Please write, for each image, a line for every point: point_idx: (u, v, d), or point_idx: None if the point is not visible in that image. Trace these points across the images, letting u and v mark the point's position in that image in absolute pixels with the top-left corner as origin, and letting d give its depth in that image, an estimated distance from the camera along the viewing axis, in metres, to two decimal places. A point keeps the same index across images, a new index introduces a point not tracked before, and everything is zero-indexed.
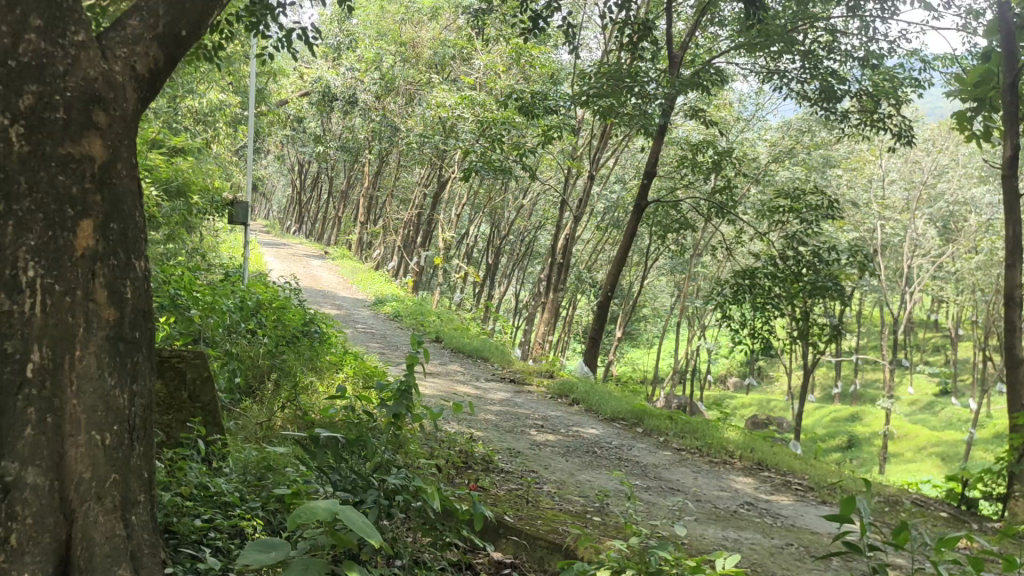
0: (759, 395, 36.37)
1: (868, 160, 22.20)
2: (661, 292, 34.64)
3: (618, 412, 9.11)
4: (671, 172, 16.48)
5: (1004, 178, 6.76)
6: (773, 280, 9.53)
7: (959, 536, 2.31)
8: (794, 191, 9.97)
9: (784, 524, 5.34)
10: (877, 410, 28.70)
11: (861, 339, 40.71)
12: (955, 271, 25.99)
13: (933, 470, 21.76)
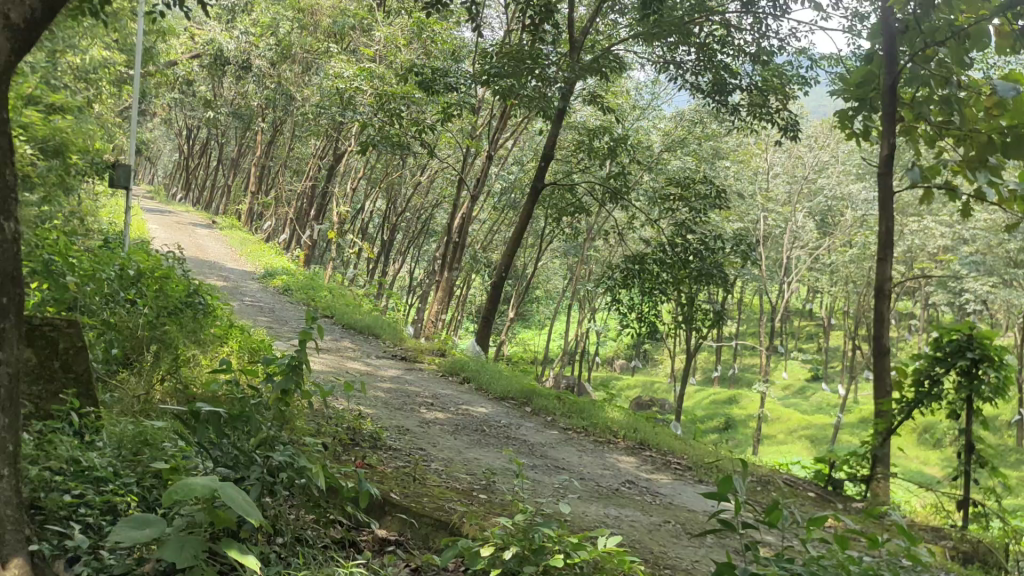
0: (644, 377, 37.39)
1: (755, 154, 22.97)
2: (554, 273, 35.08)
3: (508, 391, 9.20)
4: (567, 156, 16.63)
5: (880, 176, 7.14)
6: (661, 266, 9.77)
7: (828, 516, 2.46)
8: (685, 180, 10.25)
9: (662, 502, 5.52)
10: (753, 394, 29.97)
11: (741, 325, 42.35)
12: (830, 264, 27.32)
13: (802, 451, 22.92)
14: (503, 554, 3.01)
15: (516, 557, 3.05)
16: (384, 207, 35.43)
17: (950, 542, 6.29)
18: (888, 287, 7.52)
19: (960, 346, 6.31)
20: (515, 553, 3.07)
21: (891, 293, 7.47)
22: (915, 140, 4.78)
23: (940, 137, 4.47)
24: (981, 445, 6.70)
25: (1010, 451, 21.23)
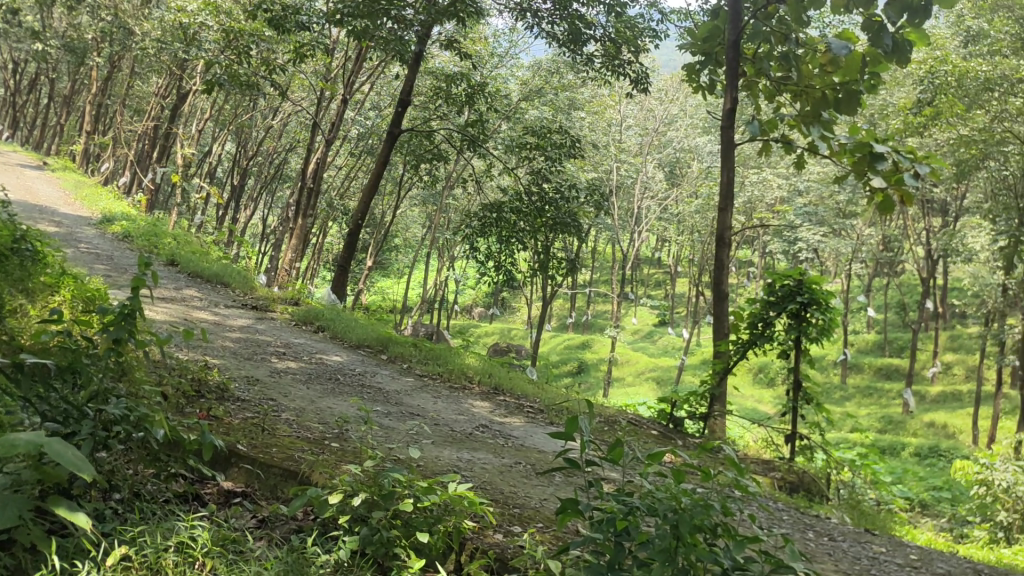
0: (501, 324, 37.99)
1: (609, 105, 23.39)
2: (413, 221, 34.75)
3: (363, 339, 9.12)
4: (424, 101, 16.41)
5: (723, 129, 7.46)
6: (518, 215, 9.80)
7: (664, 452, 2.58)
8: (541, 128, 10.28)
9: (514, 444, 5.65)
10: (605, 339, 30.96)
11: (595, 274, 43.47)
12: (678, 214, 28.42)
13: (649, 392, 24.00)
14: (352, 501, 2.98)
15: (366, 503, 3.07)
16: (233, 150, 33.90)
17: (779, 474, 6.78)
18: (728, 235, 7.93)
19: (790, 291, 6.76)
20: (363, 500, 3.07)
21: (731, 241, 7.87)
22: (754, 94, 4.99)
23: (779, 92, 4.68)
24: (807, 383, 7.21)
25: (835, 388, 22.98)
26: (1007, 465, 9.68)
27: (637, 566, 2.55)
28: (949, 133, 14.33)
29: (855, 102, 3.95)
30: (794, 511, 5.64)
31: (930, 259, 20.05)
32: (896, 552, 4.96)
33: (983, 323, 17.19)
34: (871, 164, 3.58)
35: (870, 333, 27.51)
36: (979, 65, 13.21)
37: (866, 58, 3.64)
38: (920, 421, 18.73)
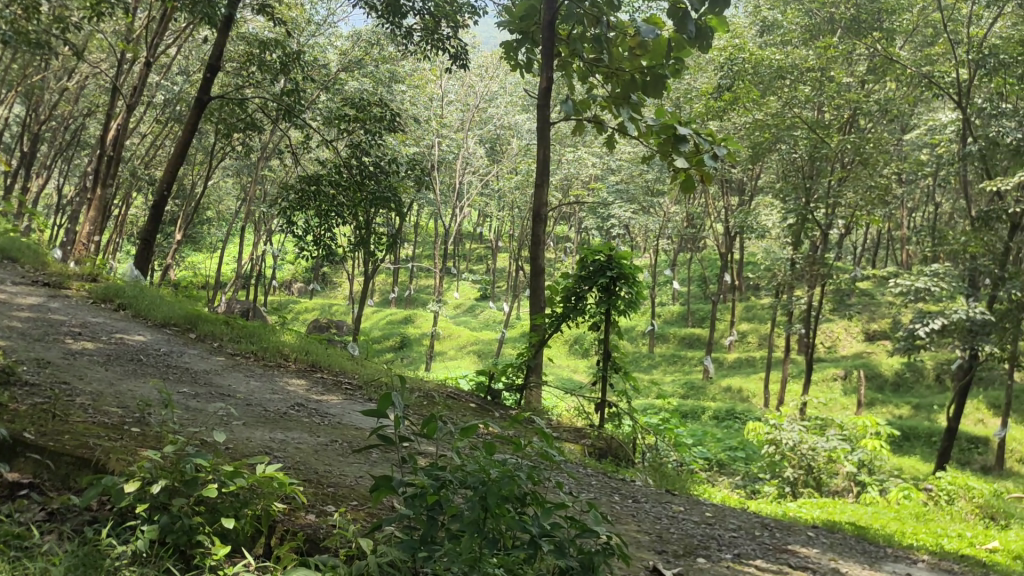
0: (321, 300, 37.18)
1: (430, 79, 23.27)
2: (226, 194, 33.20)
3: (169, 317, 8.65)
4: (237, 68, 15.65)
5: (539, 108, 7.60)
6: (336, 188, 9.07)
7: (477, 426, 2.62)
8: (361, 102, 9.74)
9: (330, 422, 5.57)
10: (427, 314, 30.99)
11: (416, 248, 43.29)
12: (498, 190, 28.80)
13: (470, 364, 24.31)
14: (152, 489, 2.82)
15: (167, 490, 2.91)
16: (20, 113, 30.98)
17: (590, 441, 7.09)
18: (545, 212, 8.15)
19: (601, 266, 7.04)
20: (165, 486, 2.91)
21: (547, 218, 8.12)
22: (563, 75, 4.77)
23: (592, 73, 4.44)
24: (616, 353, 7.55)
25: (643, 356, 24.24)
26: (792, 424, 10.59)
27: (449, 537, 2.59)
28: (747, 118, 15.27)
29: (661, 86, 3.77)
30: (602, 475, 5.92)
31: (728, 235, 21.41)
32: (693, 510, 5.32)
33: (773, 294, 18.60)
34: (674, 144, 3.31)
35: (676, 304, 29.15)
36: (772, 54, 14.65)
37: (669, 43, 3.39)
38: (718, 386, 20.16)
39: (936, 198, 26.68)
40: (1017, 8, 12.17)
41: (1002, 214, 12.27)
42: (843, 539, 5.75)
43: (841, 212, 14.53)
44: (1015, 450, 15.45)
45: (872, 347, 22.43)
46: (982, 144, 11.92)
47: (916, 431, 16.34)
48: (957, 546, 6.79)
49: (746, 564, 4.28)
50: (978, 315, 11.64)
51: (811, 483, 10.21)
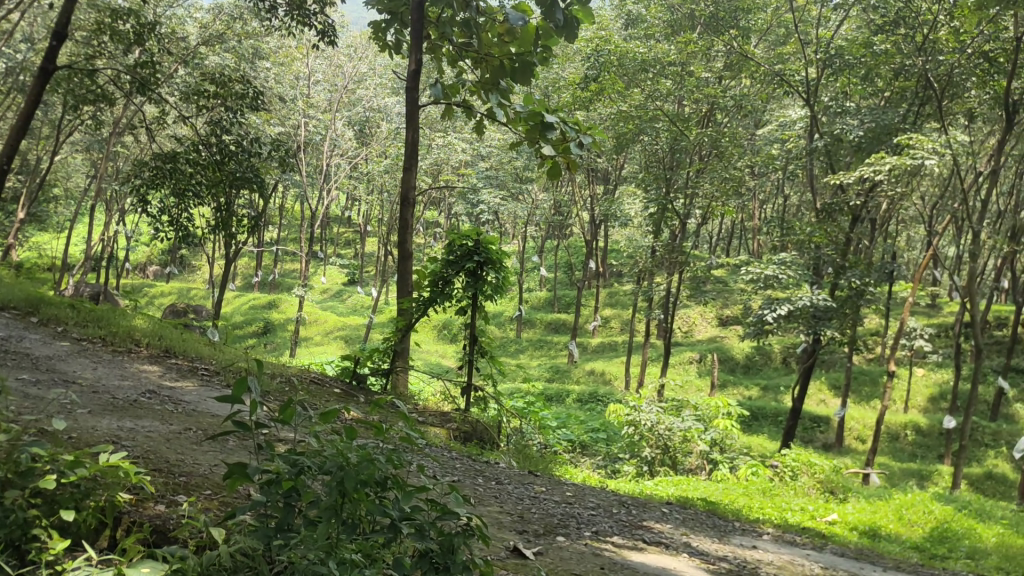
0: (179, 284, 35.62)
1: (296, 57, 22.63)
2: (74, 170, 31.24)
3: (8, 300, 8.06)
4: (87, 37, 14.72)
5: (409, 91, 7.50)
6: (194, 166, 8.26)
7: (338, 411, 2.56)
8: (222, 76, 8.94)
9: (184, 410, 5.34)
10: (292, 299, 30.22)
11: (281, 231, 42.06)
12: (367, 173, 28.37)
13: (337, 350, 23.91)
14: None
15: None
16: None
17: (455, 424, 7.11)
18: (413, 195, 8.09)
19: (469, 250, 7.06)
20: None
21: (415, 202, 8.06)
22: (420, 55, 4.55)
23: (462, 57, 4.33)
24: (482, 338, 7.59)
25: (511, 341, 24.51)
26: (651, 406, 10.98)
27: (306, 523, 2.53)
28: (612, 108, 15.61)
29: (529, 74, 3.56)
30: (466, 458, 5.95)
31: (593, 223, 21.89)
32: (555, 490, 5.43)
33: (635, 281, 19.16)
34: (541, 131, 3.25)
35: (543, 290, 29.61)
36: (636, 47, 15.00)
37: (537, 32, 3.29)
38: (583, 369, 20.64)
39: (785, 190, 28.19)
40: (860, 13, 12.98)
41: (843, 206, 13.12)
42: (695, 515, 6.02)
43: (699, 203, 15.12)
44: (853, 428, 16.57)
45: (726, 333, 23.53)
46: (827, 140, 12.66)
47: (764, 411, 17.27)
48: (799, 519, 7.23)
49: (603, 541, 4.41)
50: (820, 302, 12.38)
51: (666, 462, 10.65)
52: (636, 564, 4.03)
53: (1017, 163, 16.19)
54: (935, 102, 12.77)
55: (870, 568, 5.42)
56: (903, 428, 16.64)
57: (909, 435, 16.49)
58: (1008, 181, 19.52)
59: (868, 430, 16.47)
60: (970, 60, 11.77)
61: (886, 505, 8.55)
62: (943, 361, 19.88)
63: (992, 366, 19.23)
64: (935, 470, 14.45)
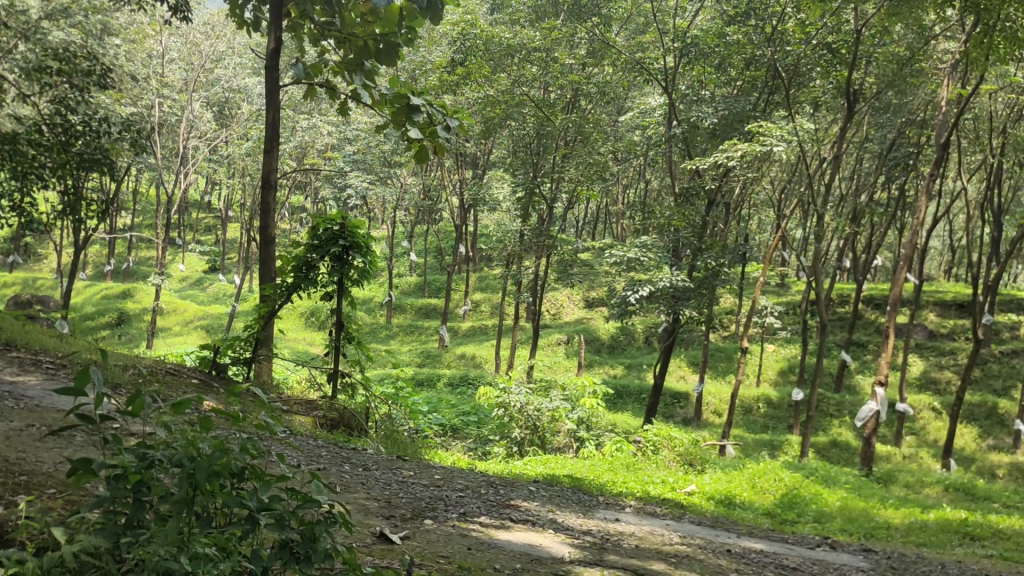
0: (22, 274, 33.29)
1: (148, 34, 21.50)
2: None
3: None
4: None
5: (269, 71, 7.26)
6: (36, 148, 7.67)
7: (191, 400, 2.42)
8: (65, 50, 8.32)
9: (26, 405, 4.99)
10: (148, 287, 28.83)
11: (136, 217, 39.96)
12: (227, 155, 27.33)
13: (198, 340, 23.00)
14: None
15: None
16: None
17: (321, 412, 6.98)
18: (274, 178, 7.85)
19: (334, 234, 6.92)
20: None
21: (277, 185, 7.83)
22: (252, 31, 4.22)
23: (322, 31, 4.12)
24: (349, 323, 7.47)
25: (380, 327, 24.25)
26: (519, 388, 11.13)
27: (157, 519, 2.39)
28: (478, 92, 15.59)
29: (395, 54, 3.34)
30: (332, 446, 5.85)
31: (462, 207, 21.90)
32: (423, 474, 5.43)
33: (503, 264, 19.31)
34: (408, 115, 3.15)
35: (412, 276, 29.42)
36: (501, 32, 14.95)
37: (401, 11, 3.08)
38: (453, 354, 20.69)
39: (647, 175, 29.09)
40: (713, 4, 13.50)
41: (701, 190, 13.67)
42: (561, 491, 6.16)
43: (565, 186, 15.38)
44: (710, 402, 17.34)
45: (592, 314, 24.11)
46: (684, 127, 13.11)
47: (628, 389, 17.81)
48: (661, 491, 7.51)
49: (471, 521, 4.45)
50: (679, 283, 12.86)
51: (535, 441, 10.83)
52: (503, 543, 4.08)
53: (857, 150, 17.30)
54: (783, 91, 13.43)
55: (725, 535, 5.69)
56: (756, 402, 17.55)
57: (761, 408, 17.42)
58: (849, 167, 20.82)
59: (724, 404, 17.29)
60: (815, 51, 12.42)
61: (741, 475, 8.99)
62: (791, 337, 21.08)
63: (836, 341, 20.54)
64: (786, 440, 15.31)
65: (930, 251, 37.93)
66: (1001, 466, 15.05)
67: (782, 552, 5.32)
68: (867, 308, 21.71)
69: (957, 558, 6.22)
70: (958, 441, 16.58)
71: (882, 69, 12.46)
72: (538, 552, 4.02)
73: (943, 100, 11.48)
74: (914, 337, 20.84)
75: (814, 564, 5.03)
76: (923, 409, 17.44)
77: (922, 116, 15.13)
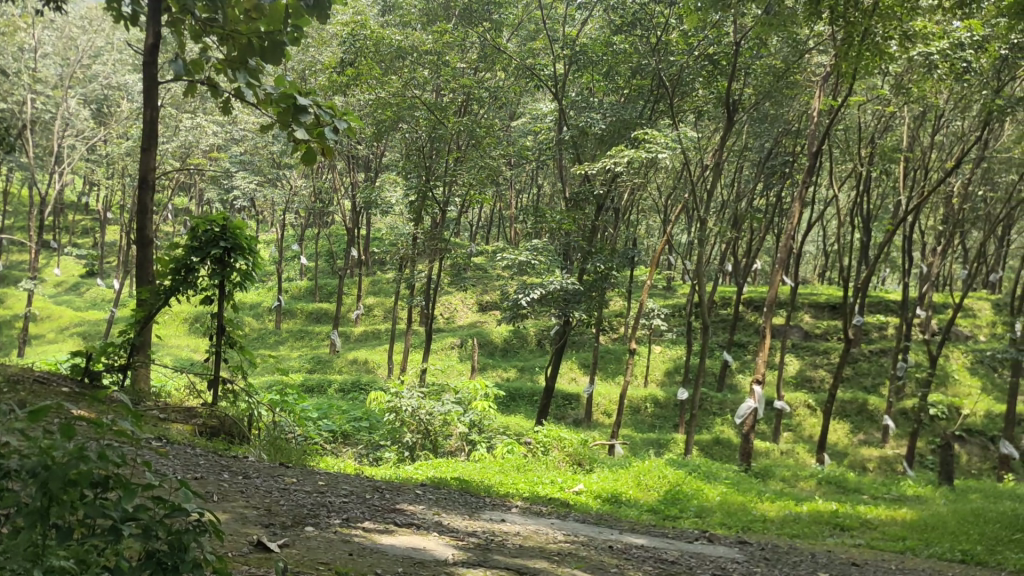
0: None
1: (19, 27, 20.30)
2: None
3: None
4: None
5: (147, 68, 6.95)
6: None
7: (50, 406, 2.25)
8: None
9: None
10: (19, 292, 27.27)
11: (5, 218, 37.73)
12: (105, 154, 26.09)
13: (73, 347, 21.89)
14: None
15: None
16: None
17: (201, 420, 6.76)
18: (152, 177, 7.57)
19: (214, 236, 6.72)
20: None
21: (154, 185, 7.55)
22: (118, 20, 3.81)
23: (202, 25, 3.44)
24: (231, 328, 7.27)
25: (269, 332, 23.66)
26: (410, 392, 11.06)
27: (11, 532, 2.23)
28: (369, 95, 15.39)
29: (281, 53, 3.10)
30: (210, 454, 5.67)
31: (354, 210, 21.60)
32: (306, 481, 5.32)
33: (395, 268, 19.13)
34: (294, 115, 2.96)
35: (303, 280, 28.85)
36: (391, 33, 14.86)
37: (287, 9, 2.92)
38: (345, 358, 20.39)
39: (539, 179, 29.45)
40: (602, 13, 13.76)
41: (591, 195, 13.92)
42: (447, 494, 6.15)
43: (457, 190, 15.37)
44: (600, 403, 17.66)
45: (485, 318, 24.24)
46: (574, 132, 13.32)
47: (521, 392, 17.95)
48: (550, 491, 7.62)
49: (353, 527, 4.38)
50: (570, 286, 13.06)
51: (427, 445, 10.77)
52: (386, 547, 4.03)
53: (738, 158, 17.96)
54: (668, 100, 13.84)
55: (607, 531, 5.79)
56: (644, 402, 17.98)
57: (649, 408, 17.84)
58: (731, 174, 21.58)
59: (613, 405, 17.65)
60: (697, 62, 12.90)
61: (627, 473, 9.19)
62: (677, 338, 21.71)
63: (718, 342, 21.28)
64: (672, 438, 15.74)
65: (805, 255, 39.82)
66: (870, 459, 15.90)
67: (661, 546, 5.45)
68: (747, 310, 22.58)
69: (827, 548, 6.54)
70: (832, 436, 17.43)
71: (760, 80, 12.97)
72: (421, 555, 3.99)
73: (815, 111, 12.04)
74: (791, 337, 21.82)
75: (692, 557, 5.17)
76: (800, 406, 18.25)
77: (796, 126, 15.88)
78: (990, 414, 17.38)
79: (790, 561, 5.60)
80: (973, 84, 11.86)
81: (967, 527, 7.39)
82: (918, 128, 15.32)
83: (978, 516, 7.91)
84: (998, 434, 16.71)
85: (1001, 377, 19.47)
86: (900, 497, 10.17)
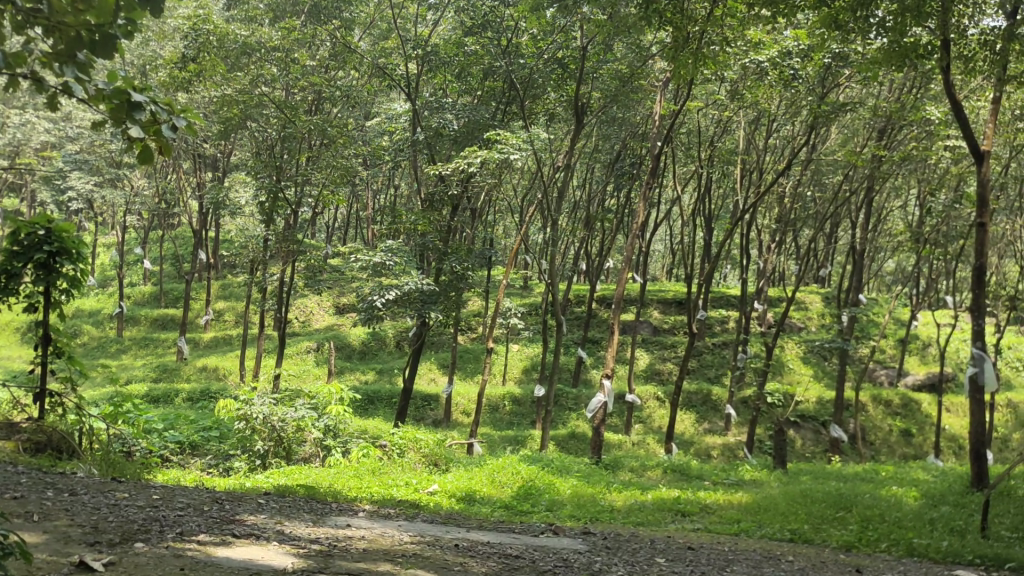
0: None
1: None
2: None
3: None
4: None
5: None
6: None
7: None
8: None
9: None
10: None
11: None
12: None
13: None
14: None
15: None
16: None
17: (24, 435, 6.39)
18: None
19: (37, 240, 6.33)
20: None
21: None
22: None
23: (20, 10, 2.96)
24: (56, 338, 6.82)
25: (110, 340, 22.41)
26: (261, 398, 10.68)
27: None
28: (215, 92, 14.81)
29: (112, 48, 2.76)
30: (34, 471, 5.35)
31: (201, 212, 20.73)
32: (138, 495, 5.08)
33: (247, 271, 18.51)
34: (128, 113, 2.81)
35: (147, 284, 27.46)
36: (235, 29, 14.27)
37: None
38: (193, 366, 19.60)
39: (394, 180, 29.22)
40: (453, 14, 13.78)
41: (445, 196, 13.93)
42: (292, 501, 6.03)
43: (309, 191, 15.02)
44: (459, 403, 17.76)
45: (342, 321, 23.92)
46: (428, 132, 13.26)
47: (379, 394, 17.78)
48: (403, 493, 7.60)
49: (188, 540, 4.22)
50: (425, 286, 13.01)
51: (280, 452, 10.50)
52: (220, 560, 3.91)
53: (589, 159, 18.45)
54: (519, 102, 14.06)
55: (454, 530, 5.82)
56: (502, 399, 18.20)
57: (506, 406, 18.08)
58: (583, 174, 22.09)
59: (471, 404, 17.78)
60: (546, 65, 13.19)
61: (481, 471, 9.24)
62: (533, 336, 22.07)
63: (573, 339, 21.77)
64: (529, 435, 15.99)
65: (654, 254, 41.34)
66: (714, 447, 16.69)
67: (507, 542, 5.54)
68: (600, 306, 23.25)
69: (667, 533, 6.82)
70: (680, 426, 18.14)
71: (606, 84, 13.33)
72: (257, 565, 3.89)
73: (657, 114, 12.46)
74: (641, 332, 22.61)
75: (535, 551, 5.28)
76: (650, 399, 18.94)
77: (642, 129, 16.44)
78: (821, 400, 18.61)
79: (630, 549, 5.81)
80: (801, 91, 12.64)
81: (796, 507, 7.89)
82: (753, 131, 16.18)
83: (806, 496, 8.47)
84: (828, 419, 17.92)
85: (830, 365, 20.90)
86: (738, 481, 10.73)
